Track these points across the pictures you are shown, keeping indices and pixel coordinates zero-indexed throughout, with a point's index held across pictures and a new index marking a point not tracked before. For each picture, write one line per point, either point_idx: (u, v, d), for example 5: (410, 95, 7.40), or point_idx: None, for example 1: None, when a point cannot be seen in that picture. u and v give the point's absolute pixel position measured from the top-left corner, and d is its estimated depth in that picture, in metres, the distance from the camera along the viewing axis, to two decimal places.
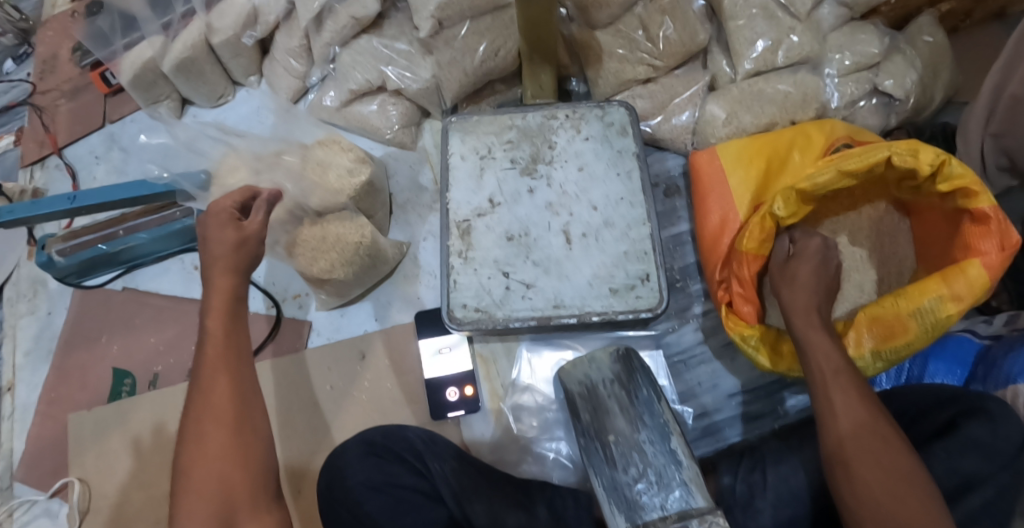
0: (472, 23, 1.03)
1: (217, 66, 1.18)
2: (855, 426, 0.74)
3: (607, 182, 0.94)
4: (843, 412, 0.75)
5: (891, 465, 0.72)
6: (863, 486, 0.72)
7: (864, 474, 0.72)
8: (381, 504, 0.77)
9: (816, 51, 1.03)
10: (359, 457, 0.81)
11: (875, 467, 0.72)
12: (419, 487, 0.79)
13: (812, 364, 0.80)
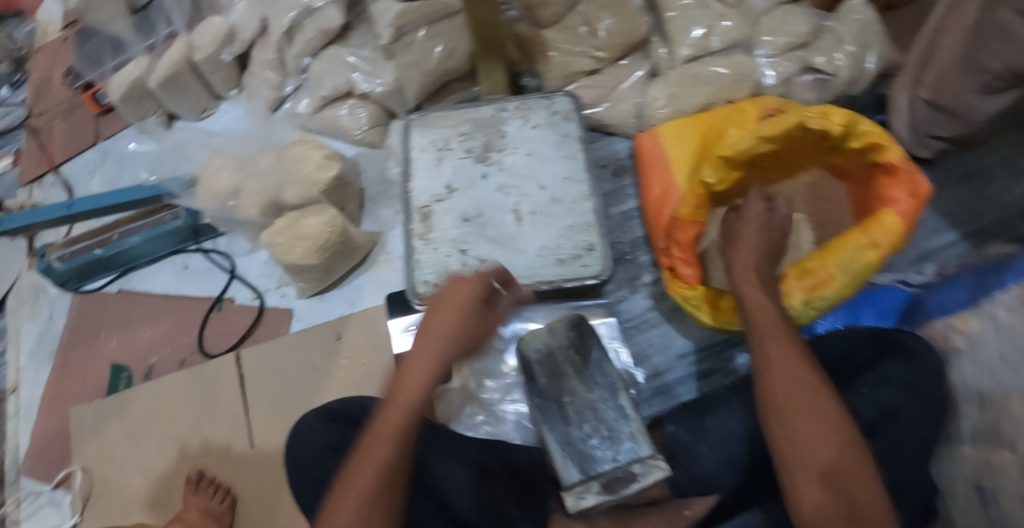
0: (429, 28, 1.11)
1: (199, 81, 1.27)
2: (793, 378, 0.74)
3: (554, 163, 1.01)
4: (780, 365, 0.75)
5: (827, 415, 0.71)
6: (798, 435, 0.71)
7: (798, 423, 0.71)
8: (343, 465, 0.78)
9: (746, 34, 1.12)
10: (319, 420, 0.82)
11: (811, 417, 0.71)
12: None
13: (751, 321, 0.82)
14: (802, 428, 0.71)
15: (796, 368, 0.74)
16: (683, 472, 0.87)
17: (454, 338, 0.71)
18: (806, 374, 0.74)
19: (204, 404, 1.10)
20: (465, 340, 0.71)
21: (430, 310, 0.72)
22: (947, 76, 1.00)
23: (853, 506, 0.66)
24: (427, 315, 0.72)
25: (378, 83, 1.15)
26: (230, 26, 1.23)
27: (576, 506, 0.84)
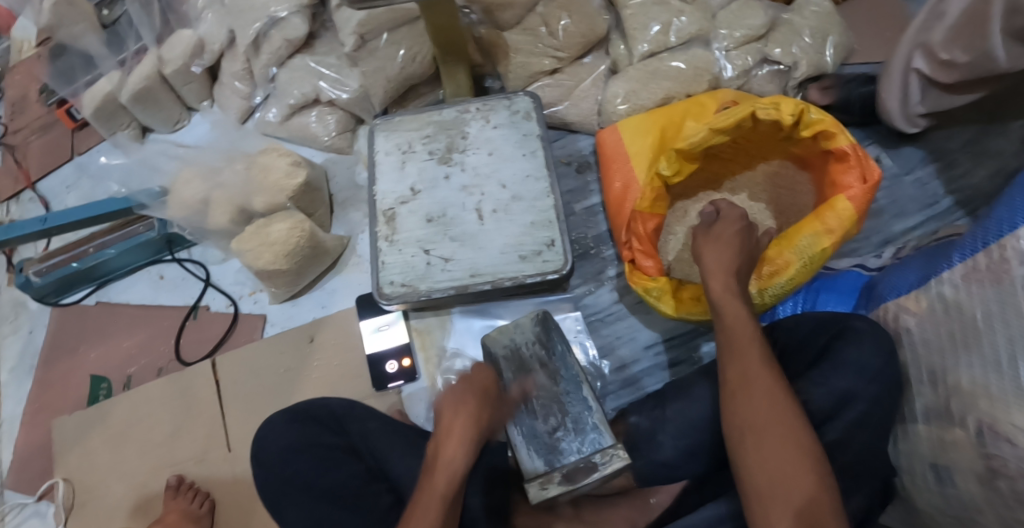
0: (390, 34, 1.13)
1: (171, 94, 1.30)
2: (763, 401, 0.72)
3: (515, 162, 1.04)
4: (751, 388, 0.73)
5: (797, 441, 0.70)
6: (766, 462, 0.69)
7: (767, 449, 0.70)
8: (304, 462, 0.83)
9: (703, 28, 1.13)
10: (282, 423, 0.86)
11: (779, 444, 0.70)
12: (339, 444, 0.86)
13: (723, 332, 0.79)
14: (771, 456, 0.69)
15: (768, 390, 0.73)
16: (644, 461, 0.87)
17: (479, 402, 0.79)
18: (777, 396, 0.72)
19: (182, 412, 1.11)
20: (486, 404, 0.79)
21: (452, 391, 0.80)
22: (914, 62, 1.02)
23: None
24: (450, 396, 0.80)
25: (343, 91, 1.17)
26: (198, 38, 1.24)
27: (536, 497, 0.88)
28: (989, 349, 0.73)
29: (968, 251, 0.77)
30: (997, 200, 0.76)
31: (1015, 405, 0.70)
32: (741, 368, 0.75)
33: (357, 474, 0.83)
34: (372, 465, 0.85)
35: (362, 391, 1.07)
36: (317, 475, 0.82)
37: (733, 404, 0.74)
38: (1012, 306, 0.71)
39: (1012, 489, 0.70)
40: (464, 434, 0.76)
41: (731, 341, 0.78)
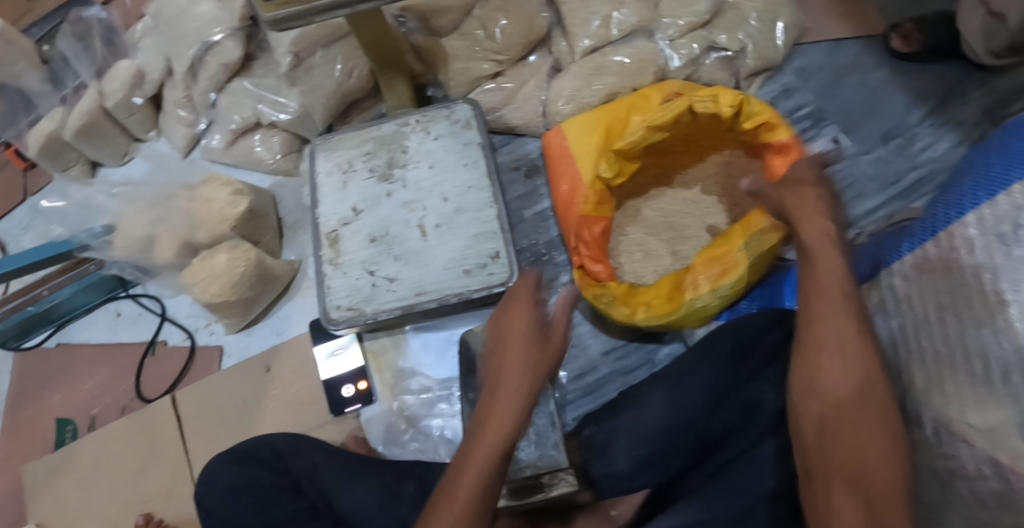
0: (325, 51, 1.10)
1: (116, 127, 1.27)
2: (842, 382, 0.64)
3: (456, 173, 1.01)
4: (829, 369, 0.64)
5: (874, 424, 0.62)
6: (835, 451, 0.62)
7: (839, 435, 0.62)
8: (244, 505, 0.83)
9: (646, 19, 1.10)
10: (221, 465, 0.87)
11: (855, 428, 0.62)
12: (278, 484, 0.85)
13: (806, 289, 0.68)
14: (844, 447, 0.62)
15: (853, 366, 0.64)
16: (600, 472, 0.85)
17: (528, 342, 0.69)
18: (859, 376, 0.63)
19: (145, 450, 1.10)
20: (536, 349, 0.68)
21: (500, 325, 0.71)
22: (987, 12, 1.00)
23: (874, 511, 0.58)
24: (496, 335, 0.71)
25: (284, 112, 1.14)
26: (138, 68, 1.22)
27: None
28: (931, 342, 0.69)
29: (917, 240, 0.72)
30: (948, 187, 0.70)
31: (970, 404, 0.64)
32: (820, 338, 0.66)
33: (302, 510, 0.84)
34: (316, 501, 0.85)
35: (320, 417, 1.06)
36: (257, 516, 0.82)
37: (802, 384, 0.66)
38: (962, 297, 0.65)
39: (972, 491, 0.64)
40: (511, 390, 0.66)
41: (812, 295, 0.68)
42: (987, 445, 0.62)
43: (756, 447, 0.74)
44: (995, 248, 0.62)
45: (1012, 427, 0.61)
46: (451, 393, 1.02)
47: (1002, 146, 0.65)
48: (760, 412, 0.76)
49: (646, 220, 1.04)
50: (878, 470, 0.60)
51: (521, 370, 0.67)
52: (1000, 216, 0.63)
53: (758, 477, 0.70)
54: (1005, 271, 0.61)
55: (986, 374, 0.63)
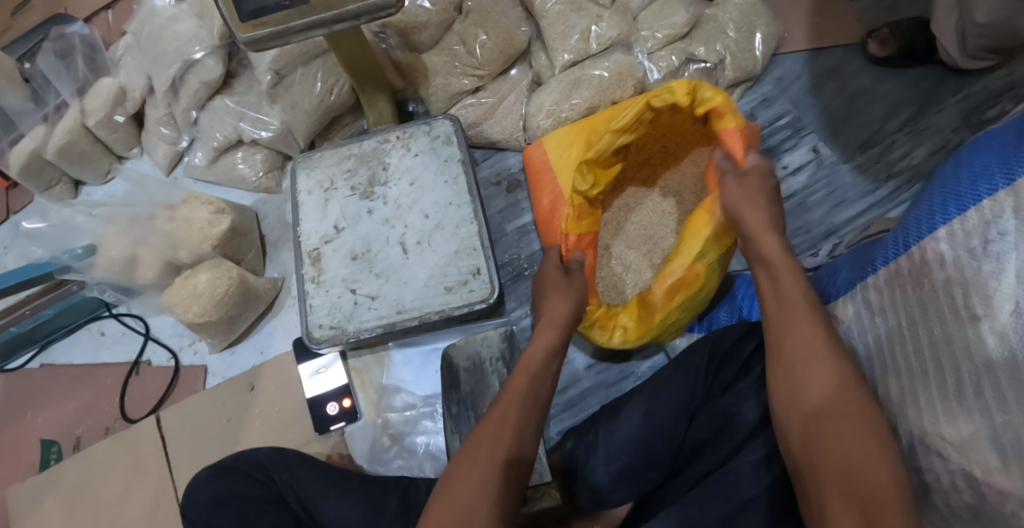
0: (305, 68, 1.11)
1: (98, 145, 1.27)
2: (824, 389, 0.65)
3: (436, 190, 1.01)
4: (809, 376, 0.66)
5: (860, 424, 0.62)
6: (824, 455, 0.62)
7: (827, 440, 0.62)
8: (228, 517, 0.82)
9: (625, 32, 1.11)
10: (207, 478, 0.87)
11: (841, 431, 0.62)
12: (263, 496, 0.85)
13: (773, 301, 0.73)
14: (833, 449, 0.62)
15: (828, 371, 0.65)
16: (580, 486, 0.86)
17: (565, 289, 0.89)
18: (838, 381, 0.65)
19: (129, 471, 1.10)
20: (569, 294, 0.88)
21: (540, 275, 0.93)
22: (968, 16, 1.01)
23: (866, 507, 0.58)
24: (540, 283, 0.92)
25: (265, 130, 1.14)
26: (120, 87, 1.22)
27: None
28: (900, 353, 0.68)
29: (890, 255, 0.72)
30: (920, 200, 0.70)
31: (942, 417, 0.63)
32: (794, 350, 0.68)
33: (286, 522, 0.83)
34: (300, 512, 0.86)
35: (304, 435, 1.06)
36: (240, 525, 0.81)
37: (785, 396, 0.67)
38: (933, 309, 0.65)
39: (947, 504, 0.63)
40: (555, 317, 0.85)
41: (782, 307, 0.71)
42: (960, 458, 0.62)
43: (734, 459, 0.73)
44: (965, 262, 0.63)
45: (982, 440, 0.60)
46: (434, 409, 1.02)
47: (970, 163, 0.66)
48: (737, 424, 0.76)
49: (625, 234, 1.06)
50: (869, 469, 0.60)
51: (553, 335, 0.82)
52: (969, 230, 0.63)
53: (735, 487, 0.71)
54: (973, 285, 0.62)
55: (957, 386, 0.62)
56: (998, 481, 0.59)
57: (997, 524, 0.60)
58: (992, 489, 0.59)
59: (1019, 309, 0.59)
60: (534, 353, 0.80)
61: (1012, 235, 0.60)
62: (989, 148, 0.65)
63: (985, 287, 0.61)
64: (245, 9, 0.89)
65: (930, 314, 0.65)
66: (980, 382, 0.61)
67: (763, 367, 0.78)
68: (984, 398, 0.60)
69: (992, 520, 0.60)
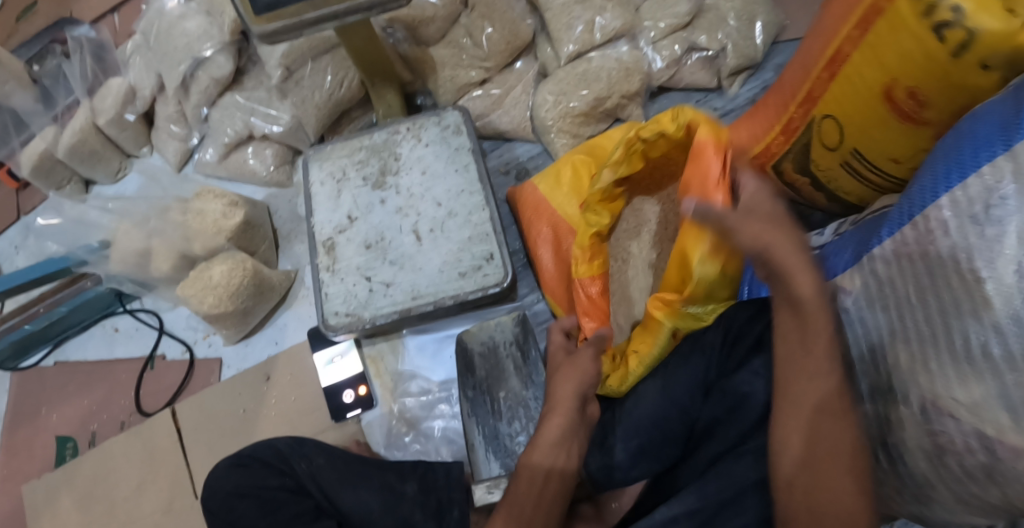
0: (314, 63, 1.12)
1: (108, 144, 1.29)
2: (829, 443, 0.65)
3: (447, 178, 1.03)
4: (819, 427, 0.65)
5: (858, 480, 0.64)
6: (819, 502, 0.64)
7: (821, 484, 0.64)
8: (247, 506, 0.84)
9: (629, 23, 1.13)
10: (227, 468, 0.87)
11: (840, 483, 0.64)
12: (283, 486, 0.86)
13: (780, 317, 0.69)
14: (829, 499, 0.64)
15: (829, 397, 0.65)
16: (597, 465, 0.86)
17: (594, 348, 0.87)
18: (846, 437, 0.65)
19: (144, 464, 1.10)
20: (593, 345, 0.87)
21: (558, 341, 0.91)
22: None
23: None
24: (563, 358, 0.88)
25: (275, 124, 1.16)
26: (129, 86, 1.24)
27: (482, 499, 0.85)
28: (908, 318, 0.70)
29: (895, 225, 0.75)
30: (924, 170, 0.73)
31: (954, 380, 0.65)
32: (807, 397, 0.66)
33: (305, 512, 0.84)
34: (321, 501, 0.86)
35: (320, 424, 1.07)
36: (260, 517, 0.83)
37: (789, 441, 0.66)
38: (939, 277, 0.67)
39: (961, 464, 0.66)
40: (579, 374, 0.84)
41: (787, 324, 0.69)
42: (972, 418, 0.64)
43: (745, 443, 0.75)
44: (969, 229, 0.65)
45: (993, 400, 0.62)
46: (450, 394, 1.04)
47: (970, 132, 0.69)
48: (748, 405, 0.75)
49: (628, 252, 1.01)
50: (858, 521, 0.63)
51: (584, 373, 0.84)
52: (971, 198, 0.66)
53: (752, 467, 0.73)
54: (979, 250, 0.64)
55: (967, 350, 0.64)
56: (1010, 438, 0.61)
57: (1011, 481, 0.63)
58: (1005, 447, 0.62)
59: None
60: (564, 396, 0.82)
61: (1012, 199, 0.62)
62: (988, 119, 0.68)
63: (988, 251, 0.63)
64: (259, 2, 0.90)
65: (937, 281, 0.67)
66: (988, 343, 0.63)
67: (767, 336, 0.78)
68: (993, 359, 0.62)
69: (1006, 478, 0.63)
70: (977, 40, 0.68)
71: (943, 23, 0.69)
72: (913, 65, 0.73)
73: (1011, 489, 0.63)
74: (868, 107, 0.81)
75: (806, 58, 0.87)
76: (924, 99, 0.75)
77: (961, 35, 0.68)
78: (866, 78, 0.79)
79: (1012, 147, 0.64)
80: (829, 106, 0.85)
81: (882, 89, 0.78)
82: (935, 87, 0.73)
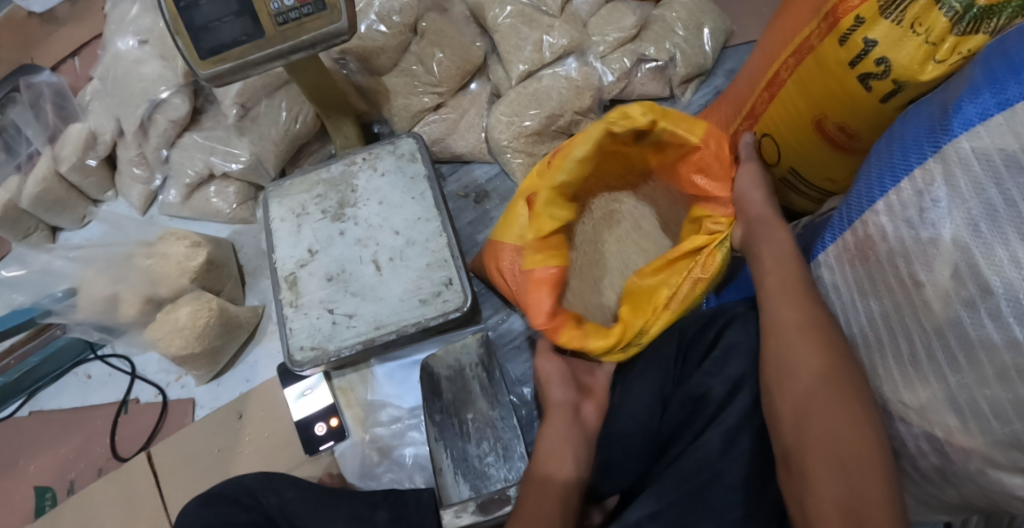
0: (269, 100, 1.13)
1: (73, 191, 1.29)
2: (807, 351, 0.71)
3: (404, 206, 1.05)
4: (799, 354, 0.71)
5: (844, 391, 0.67)
6: (806, 426, 0.67)
7: (822, 397, 0.68)
8: None
9: (578, 39, 1.14)
10: (193, 507, 0.86)
11: (826, 405, 0.67)
12: (252, 520, 0.84)
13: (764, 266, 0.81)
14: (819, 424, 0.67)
15: (799, 301, 0.74)
16: None
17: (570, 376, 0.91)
18: (813, 349, 0.70)
19: (125, 507, 1.11)
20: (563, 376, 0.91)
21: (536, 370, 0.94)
22: None
23: (839, 454, 0.65)
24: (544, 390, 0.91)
25: (235, 161, 1.16)
26: (89, 132, 1.24)
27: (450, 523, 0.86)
28: (853, 322, 0.71)
29: (837, 230, 0.75)
30: (861, 175, 0.74)
31: (902, 384, 0.65)
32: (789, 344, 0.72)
33: None
34: None
35: (295, 458, 1.09)
36: None
37: (774, 395, 0.71)
38: (881, 280, 0.68)
39: (915, 467, 0.66)
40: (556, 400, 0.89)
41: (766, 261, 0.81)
42: (921, 421, 0.64)
43: (702, 433, 0.76)
44: (904, 232, 0.65)
45: (940, 402, 0.62)
46: (420, 420, 1.05)
47: (901, 136, 0.70)
48: (706, 401, 0.79)
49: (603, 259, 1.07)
50: (847, 431, 0.65)
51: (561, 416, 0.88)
52: (904, 202, 0.66)
53: (706, 461, 0.74)
54: (915, 255, 0.64)
55: (911, 352, 0.64)
56: (959, 439, 0.61)
57: (964, 480, 0.63)
58: (955, 448, 0.62)
59: (958, 273, 0.60)
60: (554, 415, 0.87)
61: (944, 202, 0.62)
62: (917, 120, 0.70)
63: (925, 254, 0.63)
64: (203, 46, 0.91)
65: (879, 285, 0.68)
66: (931, 345, 0.62)
67: (720, 333, 0.82)
68: (937, 361, 0.62)
69: (959, 477, 0.63)
70: (904, 89, 0.75)
71: (869, 74, 0.77)
72: (840, 105, 0.82)
73: (965, 487, 0.63)
74: (799, 134, 0.90)
75: (752, 75, 0.96)
76: (851, 131, 0.83)
77: (889, 86, 0.76)
78: (800, 107, 0.87)
79: (939, 150, 0.64)
80: (767, 125, 0.94)
81: (812, 119, 0.87)
82: (861, 122, 0.82)
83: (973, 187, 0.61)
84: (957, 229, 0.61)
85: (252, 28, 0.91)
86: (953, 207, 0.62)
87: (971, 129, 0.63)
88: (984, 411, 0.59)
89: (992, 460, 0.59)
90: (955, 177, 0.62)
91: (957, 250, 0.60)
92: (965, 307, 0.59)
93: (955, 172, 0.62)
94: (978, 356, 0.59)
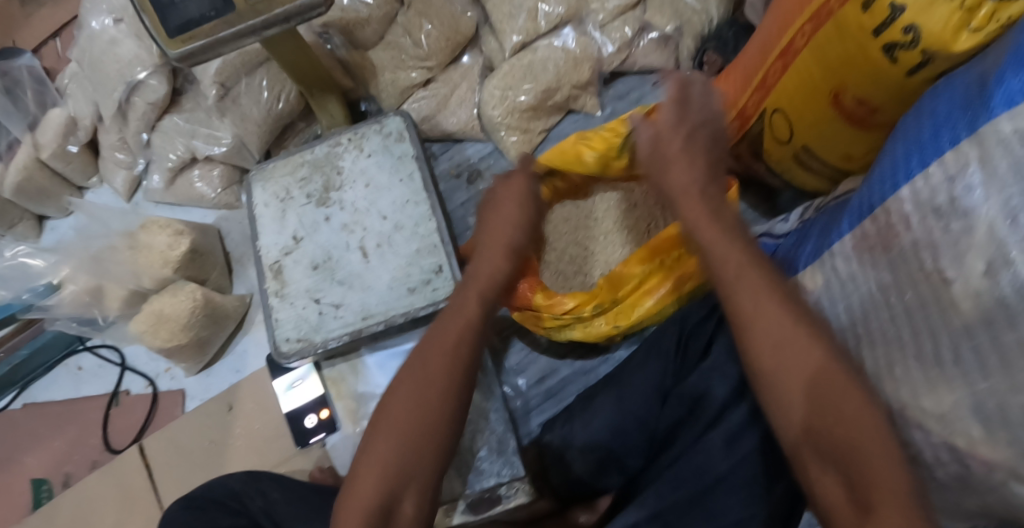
0: (249, 78, 1.07)
1: (56, 178, 1.25)
2: (822, 344, 0.60)
3: (392, 189, 0.99)
4: (807, 345, 0.60)
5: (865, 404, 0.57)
6: (823, 425, 0.57)
7: (840, 400, 0.57)
8: None
9: (575, 7, 1.07)
10: (176, 515, 0.83)
11: (848, 411, 0.57)
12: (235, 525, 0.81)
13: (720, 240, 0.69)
14: (837, 474, 0.56)
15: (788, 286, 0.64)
16: (559, 479, 0.87)
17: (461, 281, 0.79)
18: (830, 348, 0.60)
19: (119, 503, 1.08)
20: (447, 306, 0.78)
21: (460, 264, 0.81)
22: None
23: (855, 471, 0.55)
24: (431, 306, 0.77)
25: (217, 145, 1.13)
26: (69, 116, 1.20)
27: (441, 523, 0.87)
28: (872, 319, 0.65)
29: (855, 217, 0.69)
30: (885, 154, 0.68)
31: (922, 387, 0.60)
32: (776, 361, 0.60)
33: None
34: None
35: (284, 452, 1.07)
36: None
37: (773, 387, 0.61)
38: (903, 274, 0.62)
39: (933, 475, 0.61)
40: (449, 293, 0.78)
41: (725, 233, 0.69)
42: (942, 430, 0.59)
43: (703, 437, 0.72)
44: (932, 223, 0.59)
45: (964, 410, 0.57)
46: None
47: (932, 110, 0.64)
48: (706, 402, 0.74)
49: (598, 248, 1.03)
50: (872, 474, 0.54)
51: (446, 372, 0.71)
52: (933, 188, 0.60)
53: (705, 465, 0.70)
54: (944, 247, 0.58)
55: (934, 353, 0.59)
56: (983, 451, 0.56)
57: (985, 492, 0.58)
58: (978, 460, 0.57)
59: (992, 269, 0.54)
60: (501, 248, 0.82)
61: (979, 189, 0.56)
62: (950, 98, 0.63)
63: (954, 247, 0.57)
64: (171, 25, 0.86)
65: (901, 279, 0.62)
66: (959, 348, 0.57)
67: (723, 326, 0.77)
68: (963, 366, 0.56)
69: (980, 489, 0.58)
70: (934, 60, 0.68)
71: (895, 44, 0.69)
72: (860, 76, 0.75)
73: (986, 498, 0.58)
74: (813, 108, 0.83)
75: (765, 42, 0.88)
76: (872, 106, 0.77)
77: (917, 57, 0.68)
78: (815, 79, 0.81)
79: (975, 131, 0.58)
80: (778, 99, 0.88)
81: (829, 92, 0.80)
82: (881, 96, 0.75)
83: (1014, 171, 0.54)
84: (992, 220, 0.55)
85: (221, 2, 0.86)
86: (988, 193, 0.55)
87: (1013, 106, 0.56)
88: (1014, 422, 0.54)
89: (1018, 474, 0.54)
90: (992, 161, 0.56)
91: (993, 243, 0.54)
92: (997, 308, 0.54)
93: (992, 155, 0.56)
94: (1011, 362, 0.53)
